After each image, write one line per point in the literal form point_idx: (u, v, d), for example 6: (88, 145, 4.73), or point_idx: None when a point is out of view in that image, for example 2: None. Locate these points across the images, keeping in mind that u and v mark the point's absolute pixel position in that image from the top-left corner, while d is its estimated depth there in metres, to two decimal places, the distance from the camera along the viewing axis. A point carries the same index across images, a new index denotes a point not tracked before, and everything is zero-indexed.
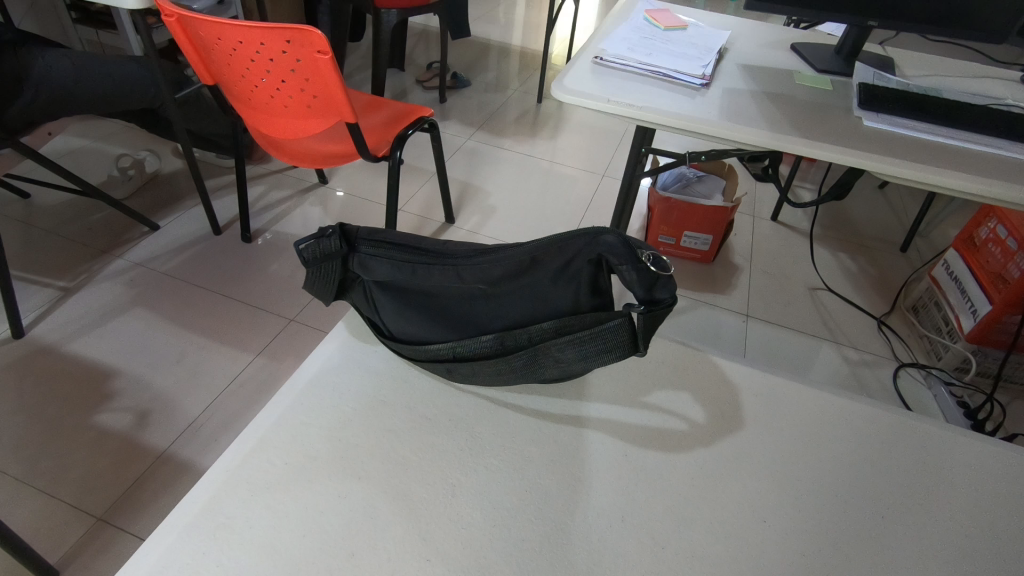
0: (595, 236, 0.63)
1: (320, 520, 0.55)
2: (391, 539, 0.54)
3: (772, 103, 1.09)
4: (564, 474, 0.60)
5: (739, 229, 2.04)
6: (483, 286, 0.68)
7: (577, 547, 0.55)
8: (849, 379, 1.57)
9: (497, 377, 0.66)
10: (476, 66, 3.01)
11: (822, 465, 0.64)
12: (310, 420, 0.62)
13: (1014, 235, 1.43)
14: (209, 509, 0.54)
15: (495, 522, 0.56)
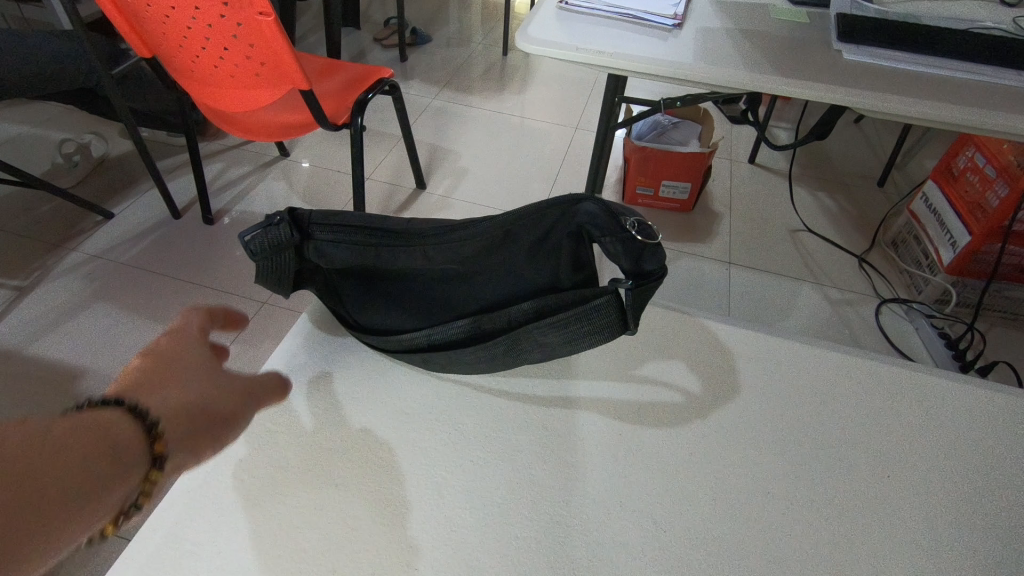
0: (573, 204, 0.60)
1: (301, 529, 0.54)
2: (375, 545, 0.54)
3: (748, 40, 1.03)
4: (551, 463, 0.60)
5: (717, 175, 2.00)
6: (455, 267, 0.64)
7: (569, 537, 0.55)
8: (834, 319, 1.57)
9: (478, 364, 0.63)
10: (436, 20, 2.87)
11: (806, 427, 0.64)
12: (283, 422, 0.61)
13: (993, 162, 1.41)
14: (188, 521, 0.54)
15: (482, 520, 0.56)
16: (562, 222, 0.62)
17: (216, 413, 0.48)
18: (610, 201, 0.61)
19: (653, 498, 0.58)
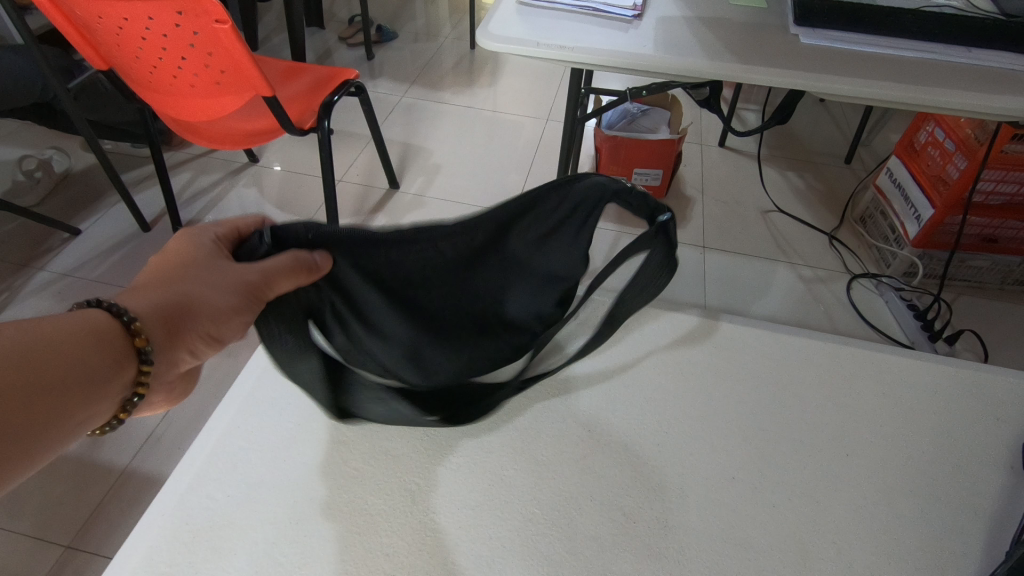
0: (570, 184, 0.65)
1: (293, 520, 0.61)
2: (359, 532, 0.61)
3: (707, 28, 1.04)
4: (515, 455, 0.67)
5: (689, 160, 2.02)
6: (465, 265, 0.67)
7: (530, 517, 0.62)
8: (807, 298, 1.60)
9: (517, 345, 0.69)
10: (402, 15, 2.84)
11: (744, 408, 0.72)
12: (272, 425, 0.69)
13: (951, 136, 1.44)
14: (207, 530, 0.61)
15: (455, 506, 0.63)
16: (566, 205, 0.66)
17: (227, 310, 0.54)
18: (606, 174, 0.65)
19: (622, 490, 0.64)
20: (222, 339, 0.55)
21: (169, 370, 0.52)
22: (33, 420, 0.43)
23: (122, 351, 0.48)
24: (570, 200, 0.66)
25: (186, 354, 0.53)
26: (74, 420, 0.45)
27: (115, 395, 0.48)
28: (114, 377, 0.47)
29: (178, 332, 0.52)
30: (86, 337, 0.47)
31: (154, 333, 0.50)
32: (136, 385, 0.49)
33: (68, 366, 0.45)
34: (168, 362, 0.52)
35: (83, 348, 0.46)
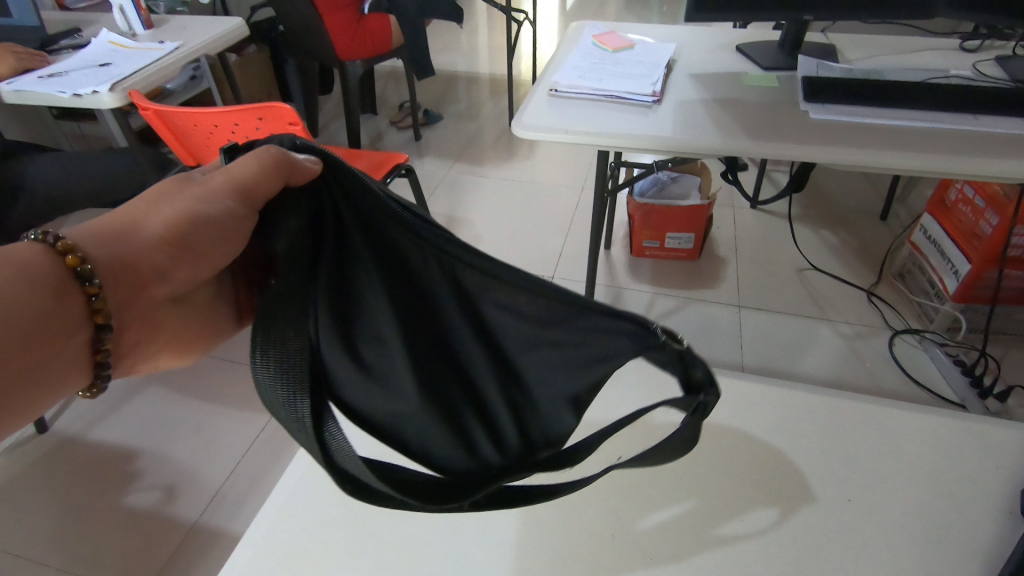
0: (594, 304, 0.50)
1: None
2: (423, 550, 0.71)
3: (723, 109, 1.14)
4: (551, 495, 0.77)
5: (721, 222, 2.09)
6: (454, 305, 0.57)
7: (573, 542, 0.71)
8: (848, 356, 1.60)
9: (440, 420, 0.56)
10: (446, 99, 3.09)
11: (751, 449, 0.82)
12: None
13: (981, 193, 1.47)
14: None
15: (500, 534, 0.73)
16: (583, 322, 0.51)
17: (187, 217, 0.50)
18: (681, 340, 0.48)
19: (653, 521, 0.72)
20: (189, 251, 0.52)
21: (131, 288, 0.49)
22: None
23: (69, 289, 0.43)
24: (591, 320, 0.51)
25: (141, 270, 0.50)
26: (33, 374, 0.42)
27: (74, 334, 0.44)
28: (65, 322, 0.43)
29: (129, 246, 0.49)
30: (26, 287, 0.41)
31: (99, 252, 0.47)
32: (93, 315, 0.45)
33: (12, 324, 0.40)
34: (124, 280, 0.48)
35: (24, 299, 0.41)
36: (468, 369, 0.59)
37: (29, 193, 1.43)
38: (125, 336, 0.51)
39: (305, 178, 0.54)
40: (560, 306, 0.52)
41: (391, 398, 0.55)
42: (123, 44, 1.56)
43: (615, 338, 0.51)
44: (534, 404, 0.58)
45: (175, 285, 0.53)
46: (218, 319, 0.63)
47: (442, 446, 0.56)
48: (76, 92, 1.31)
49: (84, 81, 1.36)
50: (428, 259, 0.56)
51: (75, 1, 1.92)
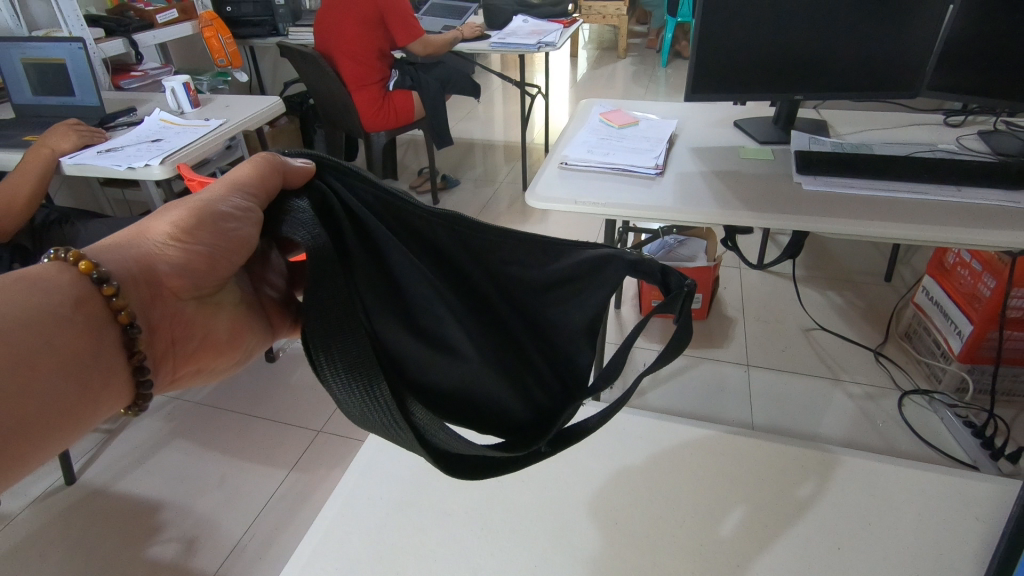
0: (576, 247, 0.72)
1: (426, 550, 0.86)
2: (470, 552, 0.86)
3: (721, 181, 1.23)
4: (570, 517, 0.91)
5: (728, 282, 2.15)
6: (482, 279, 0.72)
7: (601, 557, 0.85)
8: (859, 416, 1.61)
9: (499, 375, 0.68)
10: (464, 165, 3.26)
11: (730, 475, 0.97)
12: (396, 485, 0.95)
13: (977, 258, 1.52)
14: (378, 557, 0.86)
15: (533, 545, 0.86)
16: (570, 263, 0.72)
17: (195, 216, 0.54)
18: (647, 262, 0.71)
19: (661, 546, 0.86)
20: (202, 251, 0.55)
21: (150, 287, 0.52)
22: (28, 393, 0.42)
23: (94, 298, 0.47)
24: (577, 256, 0.72)
25: (160, 269, 0.53)
26: (75, 378, 0.45)
27: (104, 341, 0.47)
28: (93, 327, 0.47)
29: (145, 251, 0.53)
30: (51, 304, 0.45)
31: (120, 261, 0.51)
32: (116, 315, 0.48)
33: (44, 334, 0.43)
34: (143, 281, 0.52)
35: (53, 313, 0.44)
36: (505, 325, 0.73)
37: None
38: (154, 339, 0.53)
39: (301, 178, 0.60)
40: (537, 253, 0.72)
41: (451, 361, 0.65)
42: (174, 121, 1.72)
43: (604, 269, 0.72)
44: (559, 348, 0.76)
45: (196, 283, 0.56)
46: (253, 333, 0.64)
47: (502, 398, 0.69)
48: (130, 164, 1.44)
49: (137, 155, 1.50)
50: (440, 234, 0.69)
51: (129, 81, 2.13)
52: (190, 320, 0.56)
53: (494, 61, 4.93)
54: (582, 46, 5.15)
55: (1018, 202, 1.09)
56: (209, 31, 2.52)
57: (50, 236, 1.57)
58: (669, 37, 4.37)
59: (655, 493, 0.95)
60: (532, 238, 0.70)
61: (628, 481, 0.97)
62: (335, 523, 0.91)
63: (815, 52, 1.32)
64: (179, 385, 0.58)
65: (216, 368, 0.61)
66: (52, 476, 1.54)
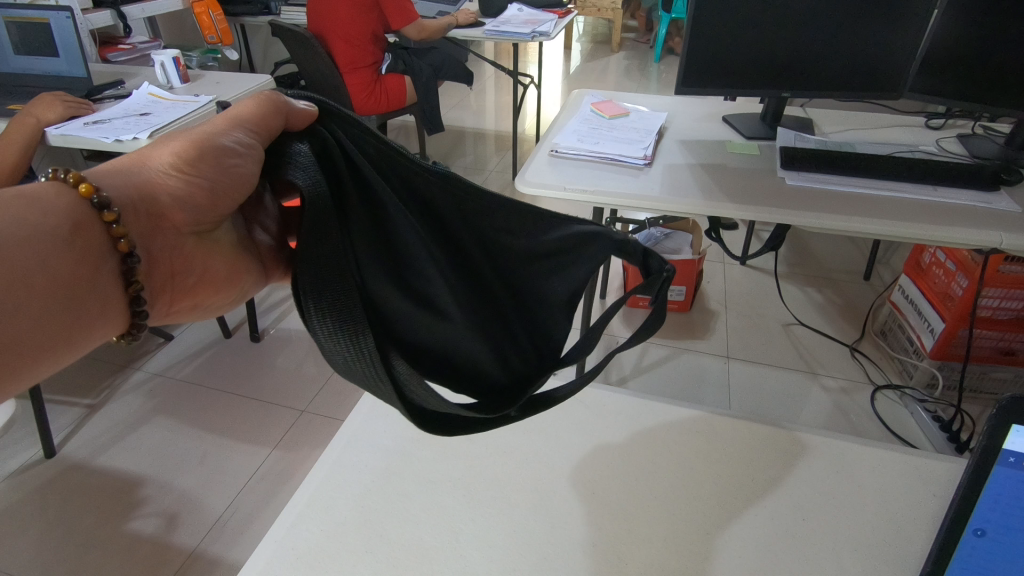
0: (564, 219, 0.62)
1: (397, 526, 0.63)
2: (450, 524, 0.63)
3: (707, 173, 1.26)
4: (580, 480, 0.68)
5: (711, 276, 2.19)
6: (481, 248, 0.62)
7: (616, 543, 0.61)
8: (834, 409, 1.65)
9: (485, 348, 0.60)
10: (454, 152, 3.26)
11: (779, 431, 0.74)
12: (374, 440, 0.72)
13: (951, 258, 1.57)
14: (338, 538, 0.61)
15: (530, 515, 0.64)
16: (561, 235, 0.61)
17: (196, 146, 0.48)
18: (634, 240, 0.61)
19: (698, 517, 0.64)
20: (204, 185, 0.48)
21: (146, 218, 0.46)
22: (18, 315, 0.36)
23: (91, 222, 0.41)
24: (566, 229, 0.61)
25: (161, 198, 0.47)
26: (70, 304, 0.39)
27: (103, 268, 0.41)
28: (90, 252, 0.41)
29: (145, 178, 0.47)
30: (47, 221, 0.39)
31: (119, 185, 0.45)
32: (115, 242, 0.42)
33: (40, 255, 0.38)
34: (142, 209, 0.46)
35: (47, 232, 0.39)
36: (491, 291, 0.63)
37: None
38: (151, 272, 0.47)
39: (305, 120, 0.54)
40: (536, 225, 0.61)
41: (438, 323, 0.58)
42: (162, 96, 1.70)
43: (592, 244, 0.61)
44: (545, 325, 0.64)
45: (196, 218, 0.49)
46: (251, 274, 0.58)
47: (488, 368, 0.60)
48: (118, 137, 1.43)
49: (125, 128, 1.48)
50: (439, 193, 0.60)
51: (117, 54, 2.10)
52: (188, 259, 0.50)
53: (488, 50, 4.91)
54: (577, 38, 5.15)
55: (990, 203, 1.13)
56: (199, 6, 2.48)
57: None
58: (663, 32, 4.40)
59: (690, 456, 0.71)
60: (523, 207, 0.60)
61: (655, 440, 0.72)
62: (320, 494, 0.66)
63: (803, 50, 1.35)
64: (174, 319, 0.52)
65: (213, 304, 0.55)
66: (32, 450, 1.53)
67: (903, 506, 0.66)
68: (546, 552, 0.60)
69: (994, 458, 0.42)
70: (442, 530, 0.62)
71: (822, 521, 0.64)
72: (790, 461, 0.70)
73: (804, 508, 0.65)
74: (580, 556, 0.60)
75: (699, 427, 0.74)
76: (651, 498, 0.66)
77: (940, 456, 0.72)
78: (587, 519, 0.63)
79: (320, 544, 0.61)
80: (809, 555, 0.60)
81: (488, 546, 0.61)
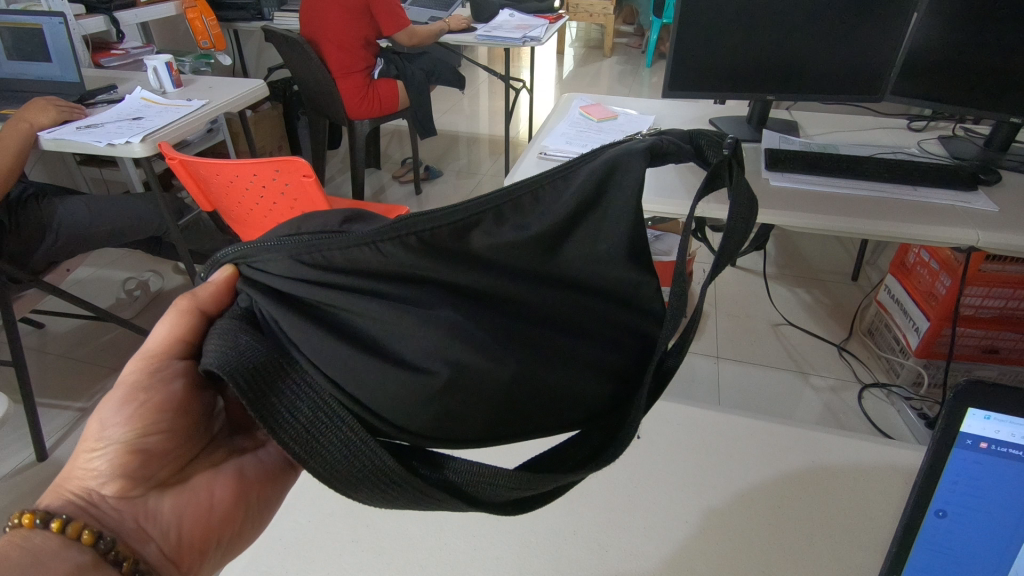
0: (573, 166, 0.52)
1: (384, 519, 0.64)
2: (439, 515, 0.64)
3: (692, 174, 1.29)
4: None
5: (701, 278, 2.21)
6: (492, 282, 0.52)
7: (602, 534, 0.63)
8: (823, 408, 1.67)
9: (569, 381, 0.54)
10: (447, 156, 3.28)
11: (762, 424, 0.75)
12: None
13: (935, 257, 1.59)
14: (325, 531, 0.62)
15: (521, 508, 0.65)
16: (580, 182, 0.51)
17: (124, 405, 0.52)
18: (654, 139, 0.54)
19: (680, 508, 0.65)
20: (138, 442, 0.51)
21: (94, 508, 0.49)
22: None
23: (44, 538, 0.45)
24: (581, 174, 0.52)
25: (94, 487, 0.50)
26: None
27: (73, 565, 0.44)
28: (48, 556, 0.44)
29: (70, 482, 0.49)
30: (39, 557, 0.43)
31: (53, 505, 0.48)
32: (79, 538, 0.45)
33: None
34: (86, 505, 0.48)
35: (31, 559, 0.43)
36: (538, 332, 0.53)
37: (54, 231, 1.54)
38: (140, 548, 0.49)
39: (215, 299, 0.54)
40: (533, 200, 0.51)
41: (481, 398, 0.50)
42: (155, 100, 1.72)
43: (620, 170, 0.52)
44: (626, 316, 0.58)
45: (142, 475, 0.52)
46: (244, 476, 0.58)
47: (583, 396, 0.55)
48: (111, 141, 1.45)
49: (118, 132, 1.50)
50: (389, 247, 0.49)
51: (109, 59, 2.12)
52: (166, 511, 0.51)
53: (480, 54, 4.94)
54: (569, 44, 5.19)
55: (968, 202, 1.16)
56: (192, 12, 2.49)
57: (26, 213, 1.53)
58: (655, 37, 4.44)
59: (672, 447, 0.72)
60: (513, 188, 0.51)
61: (640, 433, 0.74)
62: (307, 489, 0.67)
63: (788, 53, 1.37)
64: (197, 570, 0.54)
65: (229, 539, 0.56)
66: (22, 453, 1.53)
67: (880, 496, 0.67)
68: (530, 543, 0.62)
69: (952, 442, 0.44)
70: (428, 522, 0.64)
71: (798, 508, 0.66)
72: (771, 448, 0.72)
73: (780, 497, 0.67)
74: (563, 546, 0.61)
75: (684, 420, 0.75)
76: (638, 491, 0.67)
77: (916, 447, 0.74)
78: (572, 507, 0.65)
79: (307, 536, 0.62)
80: (781, 539, 0.62)
81: (472, 536, 0.62)
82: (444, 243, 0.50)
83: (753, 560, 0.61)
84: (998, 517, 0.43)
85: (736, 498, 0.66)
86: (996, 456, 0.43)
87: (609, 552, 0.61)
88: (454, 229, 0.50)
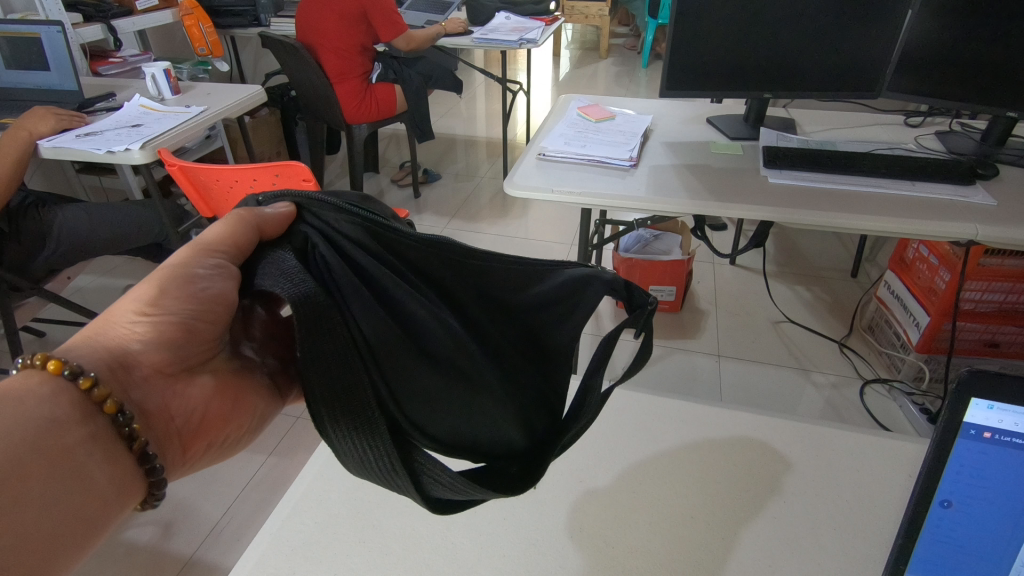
0: (559, 266, 0.61)
1: (390, 522, 0.64)
2: (445, 516, 0.64)
3: (691, 173, 1.29)
4: (571, 471, 0.69)
5: (702, 277, 2.22)
6: (482, 315, 0.61)
7: (606, 530, 0.63)
8: (826, 405, 1.67)
9: (510, 424, 0.58)
10: (445, 159, 3.29)
11: (763, 421, 0.76)
12: None
13: (934, 252, 1.59)
14: (330, 531, 0.63)
15: (526, 504, 0.66)
16: (559, 280, 0.61)
17: (172, 279, 0.49)
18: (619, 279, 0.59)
19: (687, 503, 0.65)
20: (185, 322, 0.48)
21: (126, 374, 0.45)
22: (19, 508, 0.34)
23: (67, 395, 0.40)
24: (559, 278, 0.61)
25: (132, 351, 0.46)
26: (69, 488, 0.37)
27: (86, 434, 0.39)
28: (65, 417, 0.39)
29: (109, 336, 0.46)
30: (46, 415, 0.38)
31: (87, 354, 0.43)
32: (101, 404, 0.40)
33: (29, 439, 0.36)
34: (118, 368, 0.44)
35: (39, 417, 0.38)
36: (506, 357, 0.61)
37: (56, 240, 1.55)
38: (157, 428, 0.46)
39: (281, 226, 0.53)
40: (526, 272, 0.61)
41: (468, 394, 0.55)
42: (153, 107, 1.72)
43: (586, 289, 0.60)
44: (553, 385, 0.64)
45: (180, 357, 0.48)
46: (260, 396, 0.56)
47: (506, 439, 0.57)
48: (110, 148, 1.45)
49: (117, 139, 1.50)
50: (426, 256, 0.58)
51: (107, 68, 2.13)
52: (194, 406, 0.49)
53: (477, 57, 4.95)
54: (566, 46, 5.20)
55: (967, 197, 1.16)
56: (189, 19, 2.47)
57: (27, 220, 1.54)
58: (651, 37, 4.44)
59: (675, 443, 0.73)
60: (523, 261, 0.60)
61: (642, 429, 0.74)
62: (311, 490, 0.67)
63: (783, 52, 1.38)
64: (195, 468, 0.50)
65: (231, 449, 0.53)
66: None
67: (883, 488, 0.67)
68: (536, 541, 0.62)
69: (955, 432, 0.44)
70: (433, 521, 0.64)
71: (800, 500, 0.66)
72: (773, 443, 0.73)
73: (784, 489, 0.67)
74: (570, 543, 0.62)
75: (686, 415, 0.76)
76: (644, 488, 0.67)
77: (917, 440, 0.74)
78: (579, 505, 0.65)
79: (314, 537, 0.62)
80: (786, 534, 0.62)
81: (478, 535, 0.62)
82: (460, 269, 0.59)
83: (759, 554, 0.61)
84: (1003, 503, 0.44)
85: (742, 493, 0.67)
86: (998, 444, 0.43)
87: (613, 548, 0.61)
88: (469, 266, 0.59)
